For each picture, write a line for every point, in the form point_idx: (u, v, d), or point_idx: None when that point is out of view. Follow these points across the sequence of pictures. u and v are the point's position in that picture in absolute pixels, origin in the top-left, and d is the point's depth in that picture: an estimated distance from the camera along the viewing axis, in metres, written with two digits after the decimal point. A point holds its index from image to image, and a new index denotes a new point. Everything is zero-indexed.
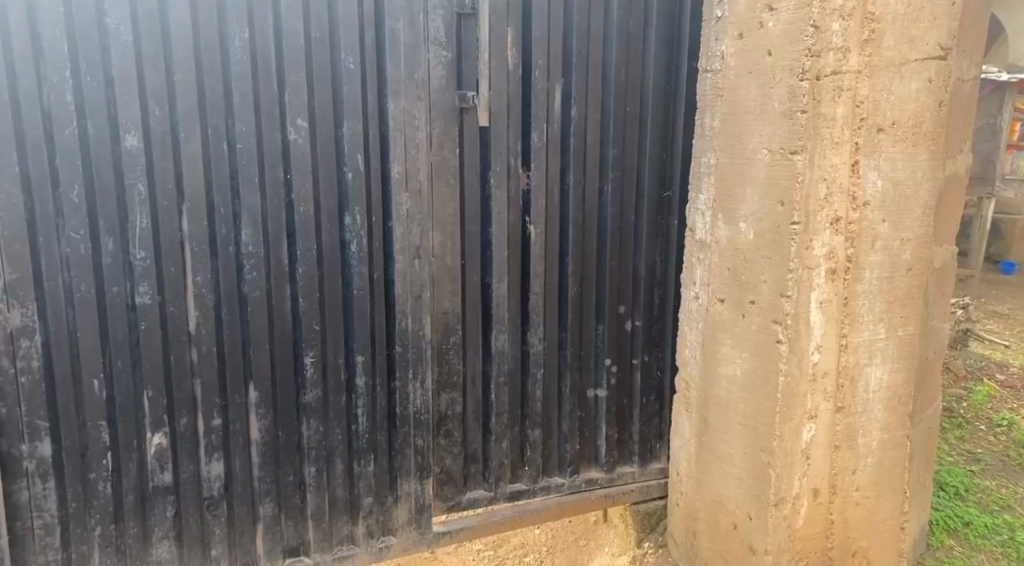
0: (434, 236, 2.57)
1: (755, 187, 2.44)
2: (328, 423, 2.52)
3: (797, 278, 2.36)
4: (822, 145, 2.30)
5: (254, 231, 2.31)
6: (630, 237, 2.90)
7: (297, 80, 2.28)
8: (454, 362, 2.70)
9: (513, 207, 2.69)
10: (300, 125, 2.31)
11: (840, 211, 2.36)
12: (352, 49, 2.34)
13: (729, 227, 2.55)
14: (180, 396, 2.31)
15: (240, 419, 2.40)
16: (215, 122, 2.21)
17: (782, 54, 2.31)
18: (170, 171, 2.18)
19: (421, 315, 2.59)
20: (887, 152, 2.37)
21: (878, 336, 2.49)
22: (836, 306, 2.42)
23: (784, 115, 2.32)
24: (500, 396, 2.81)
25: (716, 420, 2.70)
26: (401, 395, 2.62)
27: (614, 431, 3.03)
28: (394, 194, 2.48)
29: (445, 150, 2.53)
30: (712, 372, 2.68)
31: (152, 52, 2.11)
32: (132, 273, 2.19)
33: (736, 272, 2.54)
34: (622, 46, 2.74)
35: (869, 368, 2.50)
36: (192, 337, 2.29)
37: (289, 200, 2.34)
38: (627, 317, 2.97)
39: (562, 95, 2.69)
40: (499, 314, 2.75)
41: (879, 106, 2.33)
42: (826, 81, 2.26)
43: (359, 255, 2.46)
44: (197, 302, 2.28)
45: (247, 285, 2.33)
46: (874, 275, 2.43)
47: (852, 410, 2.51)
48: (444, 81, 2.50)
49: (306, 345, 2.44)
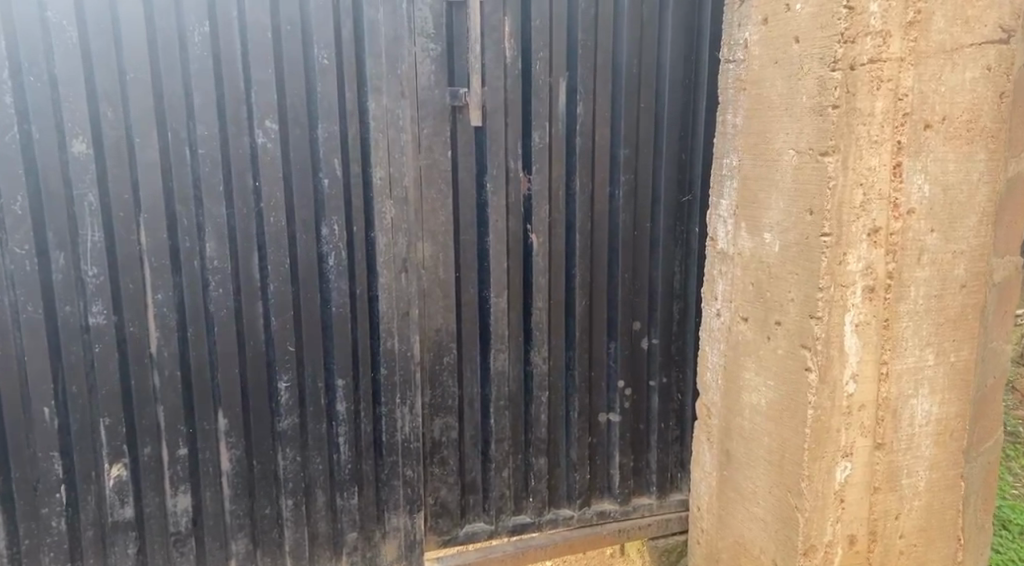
0: (423, 247, 2.35)
1: (781, 193, 2.14)
2: (306, 452, 2.32)
3: (828, 298, 2.05)
4: (857, 145, 1.98)
5: (220, 246, 2.12)
6: (645, 247, 2.63)
7: (265, 78, 2.09)
8: (449, 384, 2.48)
9: (513, 214, 2.45)
10: (270, 127, 2.11)
11: (880, 220, 2.03)
12: (327, 42, 2.13)
13: (753, 237, 2.27)
14: (141, 424, 2.13)
15: (210, 447, 2.21)
16: (176, 125, 2.03)
17: (812, 41, 2.01)
18: (126, 179, 2.00)
19: (409, 334, 2.38)
20: (935, 153, 2.03)
21: (926, 362, 2.16)
22: (876, 329, 2.10)
23: (814, 110, 2.02)
24: (501, 421, 2.58)
25: (740, 453, 2.41)
26: (387, 421, 2.40)
27: (629, 459, 2.77)
28: (377, 202, 2.27)
29: (435, 153, 2.32)
30: (734, 400, 2.40)
31: (100, 49, 1.93)
32: (84, 291, 2.01)
33: (760, 288, 2.26)
34: (635, 35, 2.46)
35: (915, 399, 2.17)
36: (155, 359, 2.11)
37: (259, 210, 2.15)
38: (643, 334, 2.70)
39: (567, 90, 2.44)
40: (498, 331, 2.51)
41: (926, 98, 1.99)
42: (862, 71, 1.94)
43: (337, 268, 2.25)
44: (159, 322, 2.10)
45: (213, 304, 2.14)
46: (921, 293, 2.11)
47: (894, 448, 2.18)
48: (434, 77, 2.27)
49: (280, 368, 2.24)
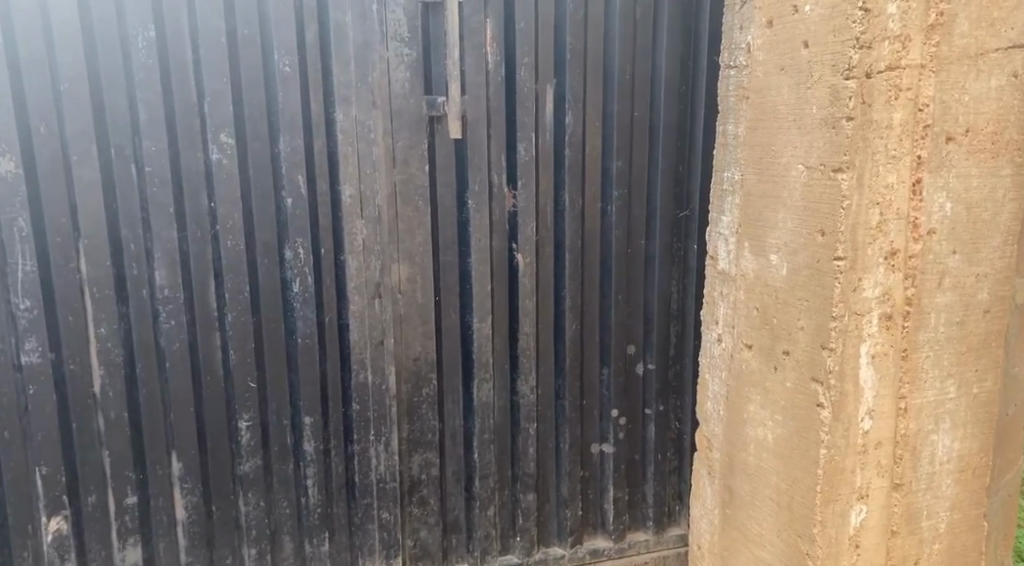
0: (399, 269, 2.15)
1: (789, 212, 1.96)
2: (271, 496, 2.12)
3: (842, 328, 1.86)
4: (874, 160, 1.79)
5: (171, 273, 1.92)
6: (639, 267, 2.44)
7: (220, 87, 1.89)
8: (428, 418, 2.27)
9: (497, 232, 2.25)
10: (226, 142, 1.92)
11: (898, 242, 1.85)
12: (289, 48, 1.93)
13: (757, 258, 2.09)
14: (85, 471, 1.93)
15: (162, 494, 2.01)
16: (119, 141, 1.83)
17: (823, 47, 1.83)
18: (63, 202, 1.81)
19: (384, 365, 2.18)
20: (958, 167, 1.85)
21: (947, 395, 1.97)
22: (894, 361, 1.91)
23: (825, 122, 1.83)
24: (486, 456, 2.37)
25: (744, 492, 2.21)
26: (360, 460, 2.20)
27: (624, 493, 2.58)
28: (347, 222, 2.07)
29: (410, 167, 2.11)
30: (738, 434, 2.22)
31: (30, 60, 1.74)
32: (16, 327, 1.82)
33: (766, 313, 2.08)
34: (628, 38, 2.27)
35: (935, 435, 1.99)
36: (100, 400, 1.92)
37: (215, 233, 1.95)
38: (638, 358, 2.51)
39: (555, 98, 2.25)
40: (482, 359, 2.31)
41: (949, 108, 1.80)
42: (880, 79, 1.75)
43: (302, 295, 2.06)
44: (103, 359, 1.90)
45: (164, 337, 1.95)
46: (942, 320, 1.92)
47: (913, 488, 2.00)
48: (409, 85, 2.07)
49: (240, 407, 2.05)
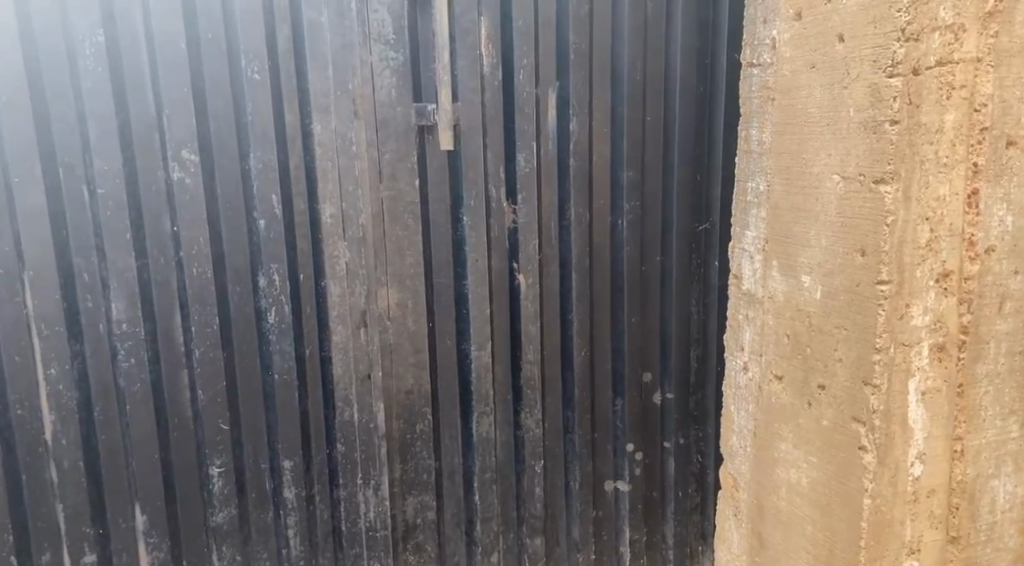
0: (388, 294, 1.94)
1: (823, 229, 1.72)
2: (248, 548, 1.92)
3: (889, 361, 1.61)
4: (923, 169, 1.55)
5: (131, 306, 1.73)
6: (655, 287, 2.22)
7: (180, 99, 1.69)
8: (423, 457, 2.06)
9: (496, 251, 2.04)
10: (188, 159, 1.72)
11: (951, 262, 1.60)
12: (258, 53, 1.74)
13: (787, 279, 1.85)
14: (37, 527, 1.74)
15: (126, 549, 1.82)
16: (68, 159, 1.65)
17: (861, 40, 1.58)
18: (5, 229, 1.62)
19: (371, 401, 1.97)
20: (1020, 176, 1.61)
21: (1009, 435, 1.73)
22: (948, 397, 1.67)
23: (865, 126, 1.59)
24: (488, 497, 2.14)
25: (776, 540, 1.97)
26: (347, 506, 1.99)
27: (641, 534, 2.34)
28: (328, 244, 1.86)
29: (399, 183, 1.90)
30: (767, 475, 1.98)
31: None
32: None
33: (797, 341, 1.83)
34: (639, 36, 2.05)
35: (996, 480, 1.74)
36: (52, 448, 1.72)
37: (179, 260, 1.76)
38: (655, 387, 2.28)
39: (558, 103, 2.03)
40: (482, 391, 2.08)
41: (1008, 108, 1.57)
42: (929, 76, 1.51)
43: (279, 326, 1.86)
44: (54, 403, 1.71)
45: (124, 377, 1.75)
46: (1002, 349, 1.68)
47: (972, 540, 1.75)
48: (395, 92, 1.86)
49: (210, 452, 1.85)
